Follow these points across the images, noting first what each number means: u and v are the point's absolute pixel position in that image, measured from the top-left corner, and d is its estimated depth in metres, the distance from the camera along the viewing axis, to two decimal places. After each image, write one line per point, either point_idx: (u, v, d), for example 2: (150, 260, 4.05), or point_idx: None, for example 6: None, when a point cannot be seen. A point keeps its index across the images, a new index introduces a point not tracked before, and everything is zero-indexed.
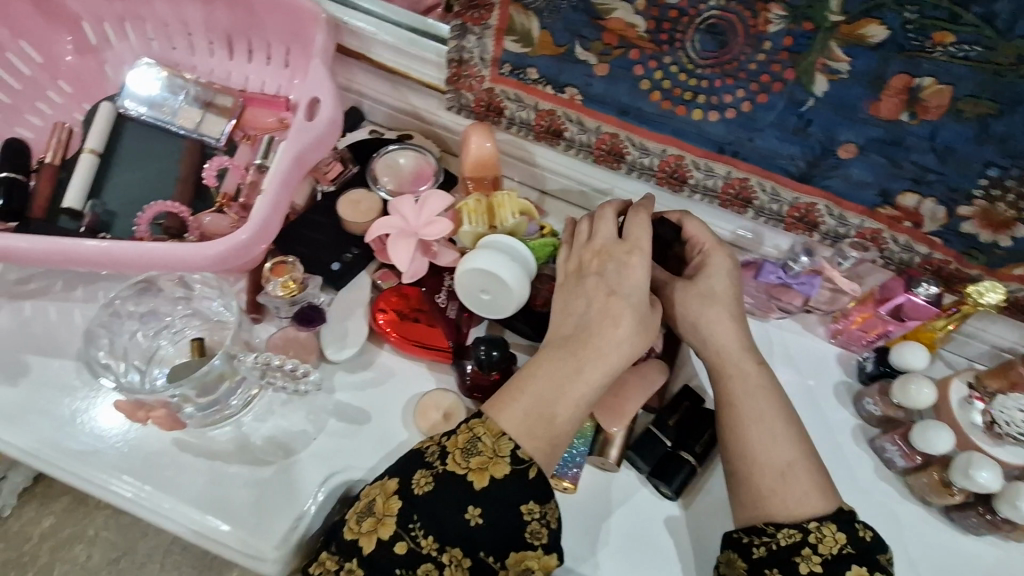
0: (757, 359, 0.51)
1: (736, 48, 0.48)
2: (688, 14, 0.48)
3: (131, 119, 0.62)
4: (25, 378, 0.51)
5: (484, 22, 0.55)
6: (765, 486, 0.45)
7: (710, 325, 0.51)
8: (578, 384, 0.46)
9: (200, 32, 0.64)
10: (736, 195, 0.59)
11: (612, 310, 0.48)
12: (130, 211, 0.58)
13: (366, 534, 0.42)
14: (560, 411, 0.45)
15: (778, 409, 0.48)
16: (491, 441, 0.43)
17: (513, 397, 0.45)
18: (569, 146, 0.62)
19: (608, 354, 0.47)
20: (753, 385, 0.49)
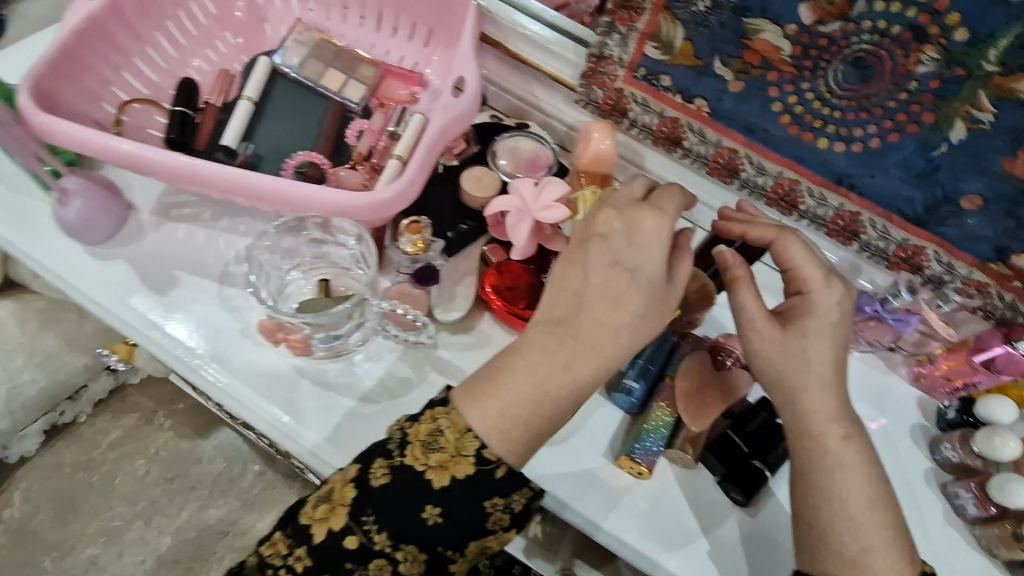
0: (846, 429, 0.46)
1: (880, 83, 0.51)
2: (837, 45, 0.51)
3: (282, 76, 0.67)
4: (175, 289, 0.57)
5: (633, 23, 0.58)
6: (837, 563, 0.44)
7: (797, 390, 0.46)
8: (563, 378, 0.43)
9: (355, 6, 0.70)
10: (845, 227, 0.60)
11: (614, 289, 0.44)
12: (276, 157, 0.63)
13: (319, 521, 0.45)
14: (546, 410, 0.43)
15: (864, 479, 0.45)
16: (455, 437, 0.43)
17: (486, 395, 0.43)
18: (685, 155, 0.64)
19: (599, 347, 0.44)
20: (838, 462, 0.45)
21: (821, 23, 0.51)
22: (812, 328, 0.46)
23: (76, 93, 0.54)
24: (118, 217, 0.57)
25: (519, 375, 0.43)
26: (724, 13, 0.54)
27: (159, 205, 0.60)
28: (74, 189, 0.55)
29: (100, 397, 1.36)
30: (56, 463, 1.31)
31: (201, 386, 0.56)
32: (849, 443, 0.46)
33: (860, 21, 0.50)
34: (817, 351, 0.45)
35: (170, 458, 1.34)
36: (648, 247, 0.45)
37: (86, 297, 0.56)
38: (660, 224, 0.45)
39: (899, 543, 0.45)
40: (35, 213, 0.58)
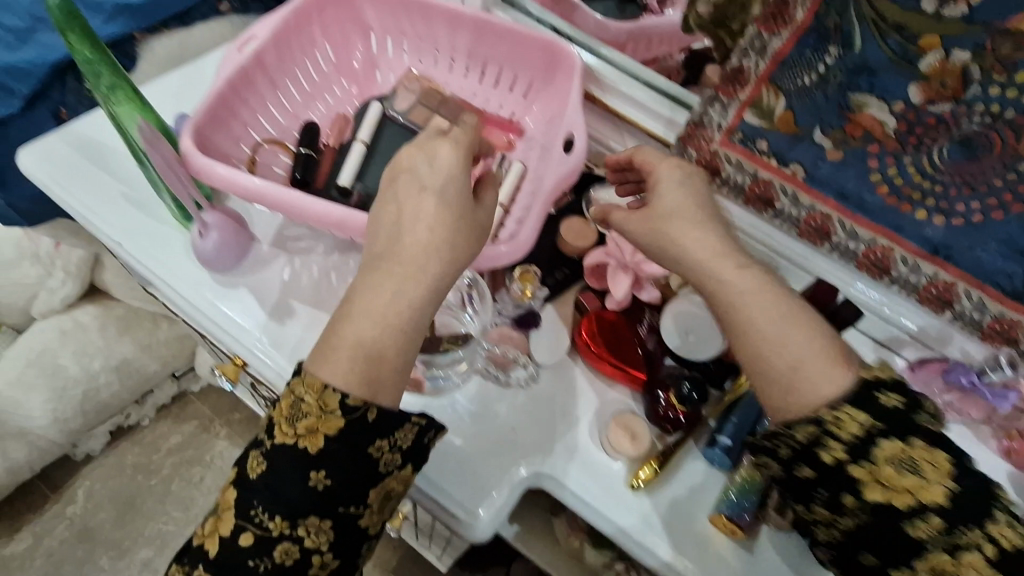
0: (737, 260, 0.47)
1: (988, 163, 0.51)
2: (946, 123, 0.51)
3: (389, 120, 0.71)
4: (291, 319, 0.60)
5: (734, 95, 0.59)
6: (777, 399, 0.42)
7: (677, 241, 0.49)
8: (398, 305, 0.43)
9: (462, 58, 0.74)
10: (936, 295, 0.59)
11: (423, 209, 0.46)
12: (386, 198, 0.68)
13: (211, 534, 0.45)
14: (392, 338, 0.43)
15: (794, 311, 0.44)
16: (315, 398, 0.43)
17: (332, 352, 0.43)
18: (775, 217, 0.64)
19: (416, 265, 0.44)
20: (742, 291, 0.45)
21: (931, 103, 0.50)
22: (666, 189, 0.52)
23: (224, 136, 0.60)
24: (245, 248, 0.61)
25: (366, 312, 0.43)
26: (829, 87, 0.54)
27: (278, 237, 0.64)
28: (212, 222, 0.59)
29: (162, 402, 1.41)
30: (118, 463, 1.36)
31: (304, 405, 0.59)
32: (745, 271, 0.46)
33: (972, 104, 0.49)
34: (675, 204, 0.51)
35: (225, 466, 1.39)
36: (450, 176, 0.47)
37: (204, 315, 0.61)
38: (456, 153, 0.47)
39: (831, 342, 0.42)
40: (172, 241, 0.63)
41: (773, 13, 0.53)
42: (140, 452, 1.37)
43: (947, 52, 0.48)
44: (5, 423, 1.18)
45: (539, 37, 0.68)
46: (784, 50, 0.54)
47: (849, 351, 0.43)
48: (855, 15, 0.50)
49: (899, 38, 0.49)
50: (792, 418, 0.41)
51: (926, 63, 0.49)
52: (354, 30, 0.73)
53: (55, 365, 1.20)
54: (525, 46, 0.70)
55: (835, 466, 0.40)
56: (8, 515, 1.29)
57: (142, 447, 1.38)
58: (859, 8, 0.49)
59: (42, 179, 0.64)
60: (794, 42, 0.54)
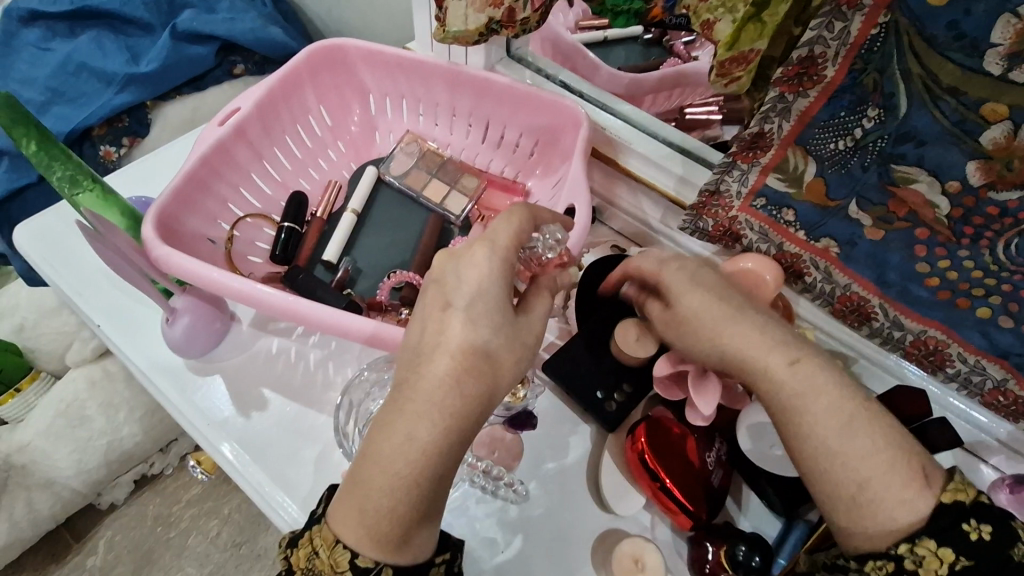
0: (786, 352, 0.40)
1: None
2: (1013, 216, 0.42)
3: (386, 184, 0.68)
4: (260, 411, 0.55)
5: (755, 160, 0.52)
6: (842, 516, 0.37)
7: (724, 331, 0.42)
8: (405, 449, 0.36)
9: (463, 116, 0.69)
10: (1007, 404, 0.50)
11: (445, 326, 0.38)
12: (376, 271, 0.63)
13: None
14: (411, 483, 0.36)
15: (858, 418, 0.37)
16: (327, 554, 0.37)
17: (349, 500, 0.37)
18: (807, 290, 0.57)
19: (430, 403, 0.36)
20: (807, 385, 0.38)
21: (993, 189, 0.42)
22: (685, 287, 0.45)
23: (196, 218, 0.56)
24: (219, 333, 0.57)
25: (374, 463, 0.36)
26: (867, 156, 0.46)
27: (259, 318, 0.60)
28: (182, 307, 0.55)
29: (185, 453, 1.39)
30: (140, 514, 1.35)
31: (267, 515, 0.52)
32: (800, 368, 0.39)
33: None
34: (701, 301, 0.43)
35: (241, 520, 1.36)
36: (480, 287, 0.39)
37: (175, 408, 0.56)
38: (494, 258, 0.40)
39: (905, 455, 0.36)
40: (149, 323, 0.59)
41: (796, 71, 0.46)
42: (161, 503, 1.37)
43: (1016, 126, 0.38)
44: (30, 475, 1.18)
45: (544, 96, 0.62)
46: (814, 110, 0.47)
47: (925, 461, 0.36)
48: (899, 71, 0.41)
49: (954, 103, 0.40)
50: (865, 549, 0.36)
51: (989, 137, 0.40)
52: (350, 93, 0.69)
53: (82, 417, 1.19)
54: (529, 105, 0.64)
55: None
56: (34, 562, 1.30)
57: (162, 497, 1.37)
58: (903, 64, 0.41)
59: (33, 257, 0.62)
60: (824, 100, 0.46)
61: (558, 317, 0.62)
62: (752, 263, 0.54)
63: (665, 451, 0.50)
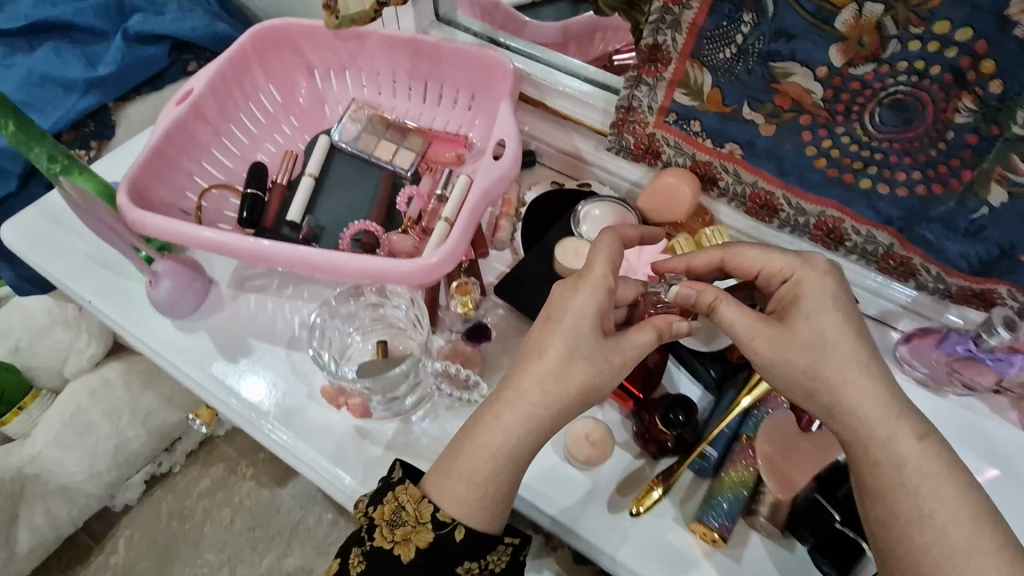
0: (919, 425, 0.41)
1: (924, 127, 0.48)
2: (872, 88, 0.48)
3: (339, 150, 0.73)
4: (246, 356, 0.61)
5: (659, 74, 0.58)
6: (902, 549, 0.40)
7: (853, 381, 0.43)
8: (489, 433, 0.45)
9: (403, 80, 0.75)
10: (897, 267, 0.58)
11: (541, 339, 0.46)
12: (336, 227, 0.68)
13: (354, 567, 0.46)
14: (495, 474, 0.44)
15: (962, 490, 0.39)
16: (414, 507, 0.46)
17: (445, 474, 0.46)
18: (722, 195, 0.64)
19: (527, 402, 0.45)
20: (927, 455, 0.40)
21: (852, 66, 0.48)
22: (814, 309, 0.45)
23: (166, 188, 0.63)
24: (200, 293, 0.63)
25: (471, 451, 0.45)
26: (750, 59, 0.53)
27: (236, 278, 0.66)
28: (163, 271, 0.61)
29: (191, 448, 1.46)
30: (154, 511, 1.41)
31: (264, 443, 0.59)
32: (928, 442, 0.41)
33: (894, 62, 0.46)
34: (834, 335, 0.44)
35: (253, 506, 1.42)
36: (579, 319, 0.46)
37: (170, 364, 0.62)
38: (595, 290, 0.46)
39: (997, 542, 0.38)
40: (136, 294, 0.65)
41: None
42: (174, 499, 1.42)
43: (859, 6, 0.45)
44: (45, 482, 1.23)
45: (474, 50, 0.68)
46: (699, 21, 0.53)
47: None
48: None
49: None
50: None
51: (842, 20, 0.46)
52: (296, 69, 0.74)
53: (87, 424, 1.25)
54: (462, 61, 0.70)
55: None
56: (58, 568, 1.36)
57: (174, 493, 1.43)
58: None
59: (20, 248, 0.68)
60: (707, 12, 0.52)
61: (508, 249, 0.69)
62: (671, 177, 0.63)
63: None
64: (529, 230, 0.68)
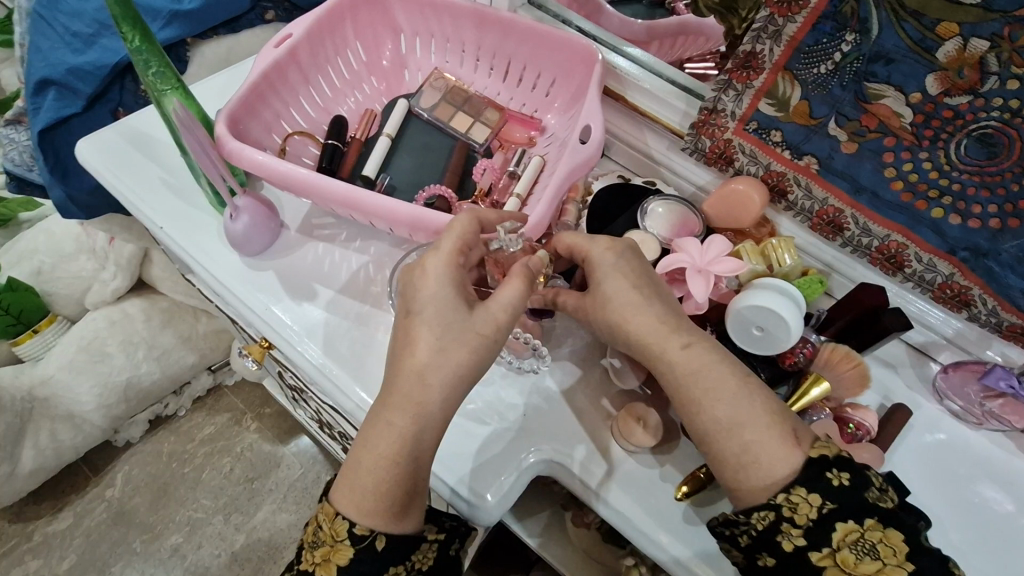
0: (680, 337, 0.49)
1: (1008, 163, 0.50)
2: (962, 118, 0.51)
3: (416, 116, 0.75)
4: (311, 301, 0.63)
5: (749, 81, 0.61)
6: (730, 480, 0.46)
7: (636, 329, 0.50)
8: (386, 434, 0.48)
9: (487, 57, 0.77)
10: (953, 296, 0.60)
11: (410, 332, 0.48)
12: (408, 188, 0.70)
13: (321, 564, 0.49)
14: (399, 462, 0.47)
15: (741, 388, 0.47)
16: (329, 526, 0.49)
17: (345, 482, 0.49)
18: (789, 208, 0.66)
19: (406, 398, 0.47)
20: (691, 367, 0.48)
21: (947, 95, 0.51)
22: (605, 273, 0.52)
23: (256, 125, 0.64)
24: (273, 234, 0.64)
25: (372, 450, 0.48)
26: (845, 75, 0.55)
27: (306, 224, 0.67)
28: (243, 206, 0.62)
29: (199, 394, 1.47)
30: (155, 450, 1.42)
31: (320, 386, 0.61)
32: (691, 350, 0.49)
33: (990, 98, 0.49)
34: (617, 292, 0.51)
35: (253, 458, 1.43)
36: (437, 292, 0.48)
37: (233, 297, 0.63)
38: (443, 264, 0.49)
39: (780, 431, 0.46)
40: (206, 225, 0.66)
41: None
42: (175, 441, 1.43)
43: (965, 40, 0.48)
44: (54, 407, 1.24)
45: (563, 35, 0.69)
46: (801, 35, 0.55)
47: (799, 427, 0.46)
48: None
49: (917, 24, 0.49)
50: (752, 504, 0.45)
51: (944, 52, 0.49)
52: (385, 31, 0.76)
53: (102, 353, 1.25)
54: (549, 45, 0.72)
55: (794, 554, 0.44)
56: (52, 493, 1.37)
57: (177, 435, 1.44)
58: None
59: (95, 166, 0.69)
60: (809, 26, 0.55)
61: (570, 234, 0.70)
62: (741, 184, 0.65)
63: None
64: (593, 218, 0.70)
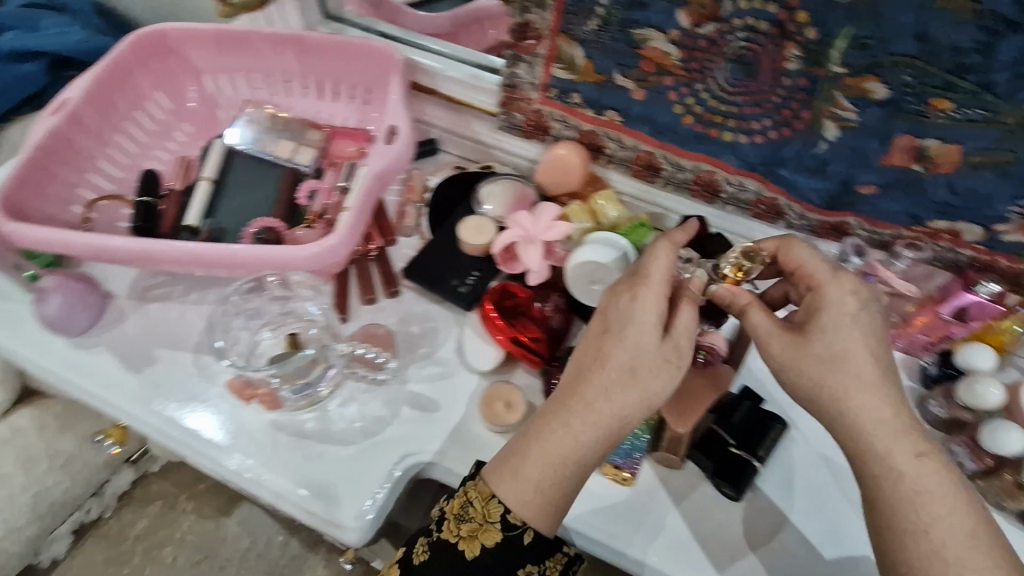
0: (910, 446, 0.42)
1: (764, 78, 0.54)
2: (717, 44, 0.53)
3: (237, 153, 0.71)
4: (150, 367, 0.59)
5: (534, 51, 0.62)
6: None
7: (859, 408, 0.43)
8: (565, 438, 0.45)
9: (297, 79, 0.75)
10: (767, 209, 0.64)
11: (602, 350, 0.46)
12: (238, 226, 0.67)
13: (467, 538, 0.46)
14: (564, 465, 0.45)
15: (954, 500, 0.41)
16: (482, 504, 0.46)
17: (510, 472, 0.46)
18: (610, 161, 0.69)
19: (598, 409, 0.45)
20: (925, 483, 0.42)
21: (699, 26, 0.53)
22: (831, 326, 0.44)
23: (48, 202, 0.63)
24: (96, 307, 0.61)
25: (541, 449, 0.45)
26: (613, 28, 0.57)
27: (136, 287, 0.64)
28: (53, 287, 0.59)
29: (120, 490, 1.32)
30: (85, 563, 1.26)
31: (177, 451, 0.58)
32: (925, 462, 0.42)
33: (731, 20, 0.51)
34: (845, 349, 0.44)
35: (197, 540, 1.28)
36: (644, 323, 0.46)
37: (65, 383, 0.59)
38: (656, 298, 0.46)
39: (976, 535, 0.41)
40: (21, 315, 0.62)
41: None
42: (106, 547, 1.27)
43: None
44: None
45: (356, 41, 0.68)
46: None
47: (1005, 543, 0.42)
48: None
49: None
50: None
51: None
52: (185, 74, 0.74)
53: None
54: (348, 56, 0.71)
55: None
56: None
57: (106, 539, 1.28)
58: None
59: None
60: None
61: (415, 234, 0.69)
62: (563, 150, 0.66)
63: (509, 314, 0.60)
64: (434, 212, 0.69)
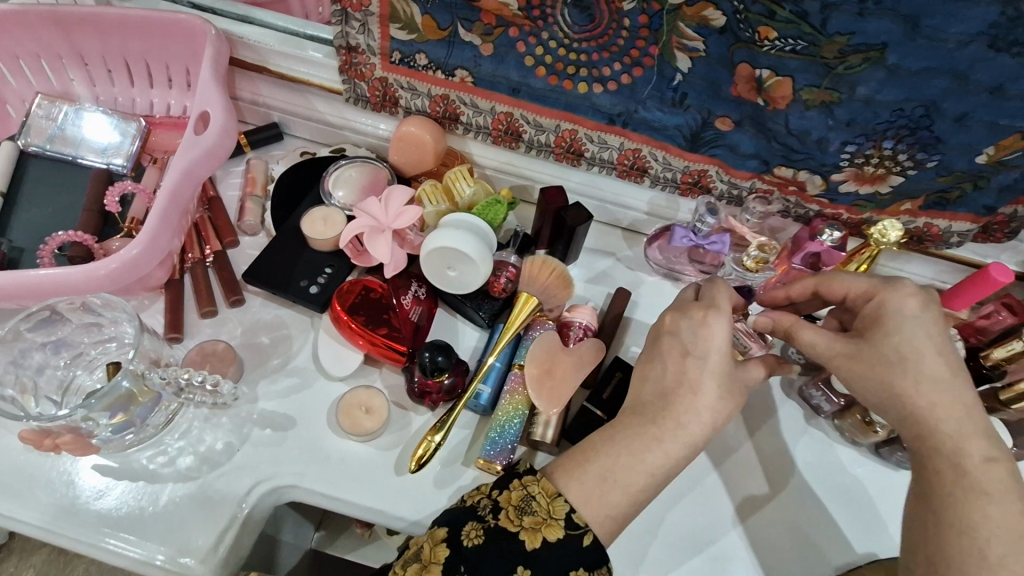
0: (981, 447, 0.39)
1: (604, 19, 0.49)
2: None
3: (33, 155, 0.62)
4: None
5: (365, 7, 0.55)
6: None
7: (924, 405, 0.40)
8: (655, 453, 0.42)
9: (97, 62, 0.63)
10: (632, 164, 0.61)
11: (690, 374, 0.44)
12: (38, 245, 0.58)
13: (529, 530, 0.40)
14: (634, 481, 0.42)
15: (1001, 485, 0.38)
16: (548, 500, 0.41)
17: (582, 465, 0.42)
18: (468, 130, 0.63)
19: (689, 429, 0.43)
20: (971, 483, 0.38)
21: None
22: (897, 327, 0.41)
23: None
24: None
25: (609, 464, 0.42)
26: None
27: None
28: None
29: None
30: None
31: None
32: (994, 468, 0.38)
33: None
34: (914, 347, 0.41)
35: None
36: (720, 349, 0.44)
37: None
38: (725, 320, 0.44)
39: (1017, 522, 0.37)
40: None
41: None
42: None
43: None
44: None
45: (162, 15, 0.58)
46: None
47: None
48: None
49: None
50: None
51: None
52: None
53: None
54: (153, 33, 0.60)
55: None
56: None
57: None
58: None
59: None
60: None
61: (261, 232, 0.63)
62: (412, 125, 0.60)
63: (363, 310, 0.55)
64: (275, 207, 0.62)
